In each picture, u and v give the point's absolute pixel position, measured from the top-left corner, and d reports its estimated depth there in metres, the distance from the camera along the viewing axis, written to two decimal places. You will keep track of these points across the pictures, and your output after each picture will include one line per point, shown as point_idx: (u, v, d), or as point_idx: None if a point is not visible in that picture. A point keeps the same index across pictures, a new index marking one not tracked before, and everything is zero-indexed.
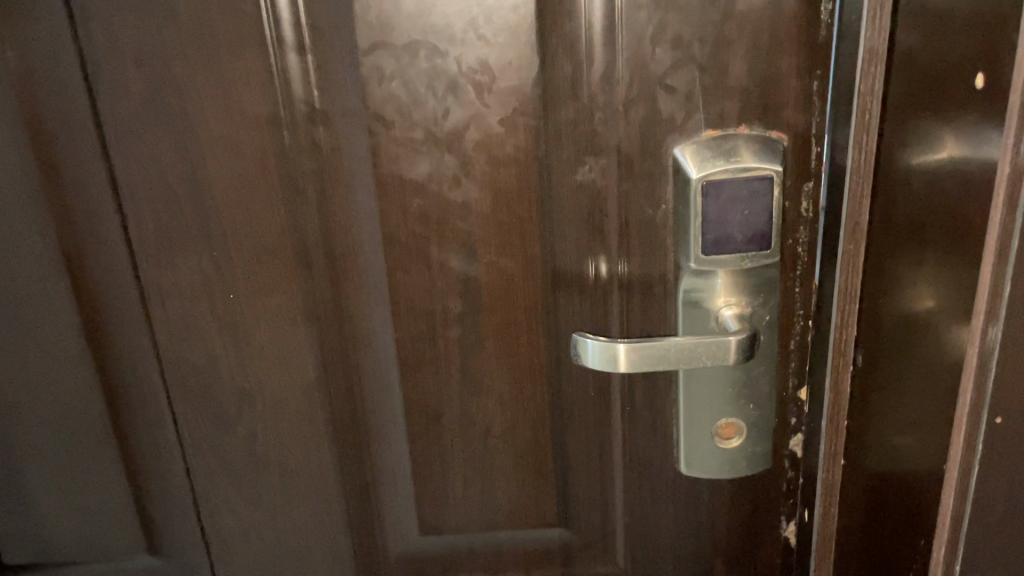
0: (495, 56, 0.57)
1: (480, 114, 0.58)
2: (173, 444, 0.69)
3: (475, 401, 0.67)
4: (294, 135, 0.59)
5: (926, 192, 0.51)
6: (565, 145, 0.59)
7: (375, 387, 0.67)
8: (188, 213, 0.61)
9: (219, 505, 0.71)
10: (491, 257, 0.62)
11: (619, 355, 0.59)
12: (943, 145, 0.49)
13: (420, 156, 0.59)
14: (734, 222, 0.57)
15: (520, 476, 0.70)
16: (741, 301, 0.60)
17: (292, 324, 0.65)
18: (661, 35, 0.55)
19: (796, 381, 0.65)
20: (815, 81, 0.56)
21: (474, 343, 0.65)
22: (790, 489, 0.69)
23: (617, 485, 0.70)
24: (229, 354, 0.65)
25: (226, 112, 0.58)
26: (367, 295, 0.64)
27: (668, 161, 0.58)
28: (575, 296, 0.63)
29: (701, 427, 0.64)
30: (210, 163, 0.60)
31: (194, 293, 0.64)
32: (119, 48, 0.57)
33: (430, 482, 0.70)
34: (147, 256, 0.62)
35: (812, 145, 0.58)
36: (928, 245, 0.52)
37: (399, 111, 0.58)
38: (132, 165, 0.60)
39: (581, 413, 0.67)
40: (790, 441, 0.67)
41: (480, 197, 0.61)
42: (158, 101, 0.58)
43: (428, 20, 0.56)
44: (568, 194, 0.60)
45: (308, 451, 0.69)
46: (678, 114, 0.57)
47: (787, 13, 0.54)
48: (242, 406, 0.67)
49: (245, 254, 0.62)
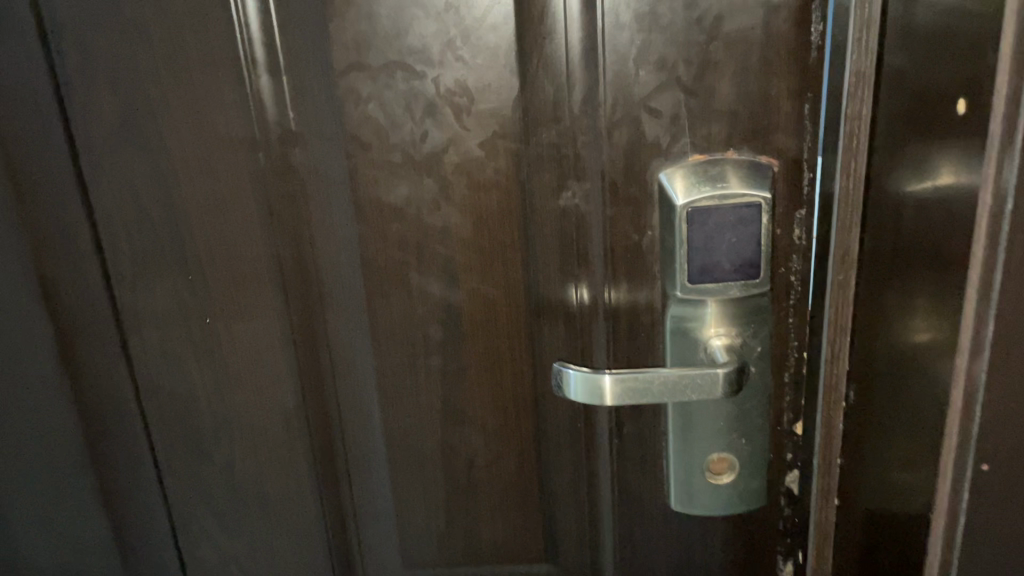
0: (474, 78, 0.55)
1: (459, 137, 0.57)
2: (148, 469, 0.68)
3: (458, 432, 0.65)
4: (268, 157, 0.58)
5: (915, 223, 0.47)
6: (547, 170, 0.57)
7: (354, 414, 0.65)
8: (163, 237, 0.60)
9: (197, 532, 0.70)
10: (472, 283, 0.61)
11: (603, 387, 0.56)
12: (933, 172, 0.45)
13: (399, 180, 0.58)
14: (721, 250, 0.54)
15: (505, 508, 0.68)
16: (731, 332, 0.57)
17: (269, 349, 0.63)
18: (644, 56, 0.53)
19: (791, 416, 0.62)
20: (806, 104, 0.54)
21: (455, 371, 0.63)
22: (786, 528, 0.66)
23: (605, 522, 0.67)
24: (206, 380, 0.64)
25: (200, 135, 0.57)
26: (345, 321, 0.62)
27: (653, 186, 0.56)
28: (559, 324, 0.61)
29: (692, 461, 0.62)
30: (185, 185, 0.59)
31: (169, 317, 0.63)
32: (93, 70, 0.56)
33: (412, 513, 0.68)
34: (122, 279, 0.62)
35: (804, 170, 0.55)
36: (915, 279, 0.48)
37: (376, 134, 0.57)
38: (106, 187, 0.59)
39: (566, 447, 0.65)
40: (786, 478, 0.64)
41: (460, 222, 0.59)
42: (131, 123, 0.57)
43: (405, 41, 0.54)
44: (551, 220, 0.58)
45: (287, 480, 0.68)
46: (663, 138, 0.55)
47: (775, 34, 0.52)
48: (220, 433, 0.66)
49: (221, 278, 0.61)
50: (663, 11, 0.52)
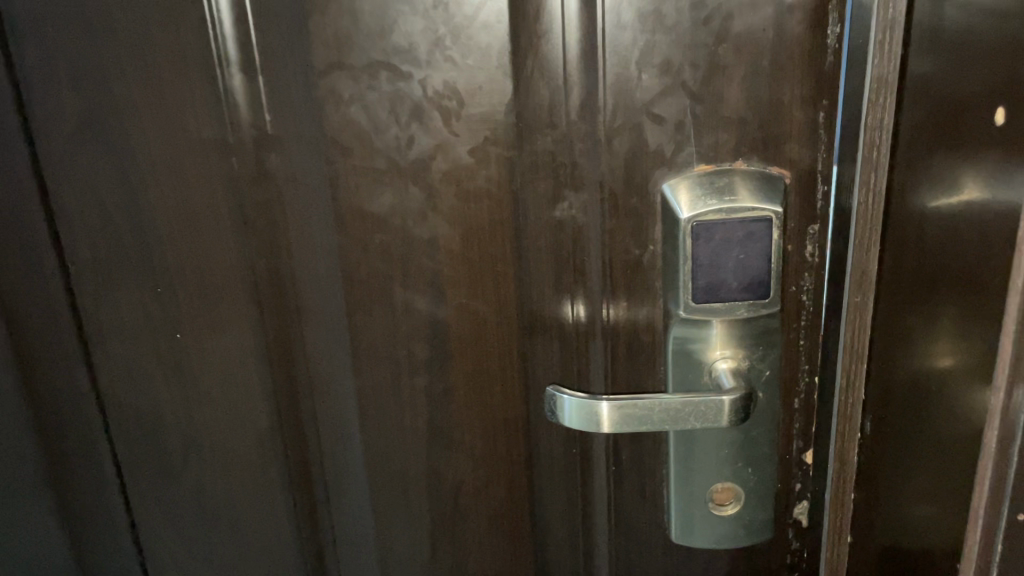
0: (463, 80, 0.51)
1: (447, 143, 0.53)
2: (114, 491, 0.64)
3: (444, 457, 0.61)
4: (242, 161, 0.54)
5: (940, 240, 0.43)
6: (542, 179, 0.53)
7: (334, 436, 0.61)
8: (130, 246, 0.57)
9: (165, 556, 0.67)
10: (460, 298, 0.57)
11: (600, 414, 0.52)
12: (965, 186, 0.41)
13: (383, 188, 0.54)
14: (728, 267, 0.50)
15: (493, 538, 0.64)
16: (738, 354, 0.53)
17: (242, 365, 0.60)
18: (647, 58, 0.49)
19: (801, 443, 0.58)
20: (821, 112, 0.50)
21: (441, 393, 0.59)
22: (795, 562, 0.62)
23: (600, 553, 0.63)
24: (174, 396, 0.61)
25: (169, 137, 0.54)
26: (324, 337, 0.59)
27: (656, 198, 0.52)
28: (553, 344, 0.57)
29: (693, 492, 0.58)
30: (153, 192, 0.55)
31: (137, 331, 0.59)
32: (55, 67, 0.53)
33: (393, 541, 0.64)
34: (86, 290, 0.58)
35: (819, 183, 0.51)
36: (942, 300, 0.44)
37: (358, 138, 0.53)
38: (70, 192, 0.56)
39: (559, 474, 0.61)
40: (794, 509, 0.60)
41: (448, 234, 0.55)
42: (96, 124, 0.54)
43: (390, 39, 0.50)
44: (545, 232, 0.54)
45: (262, 504, 0.64)
46: (667, 147, 0.51)
47: (789, 36, 0.48)
48: (189, 454, 0.63)
49: (192, 290, 0.58)
50: (668, 10, 0.48)
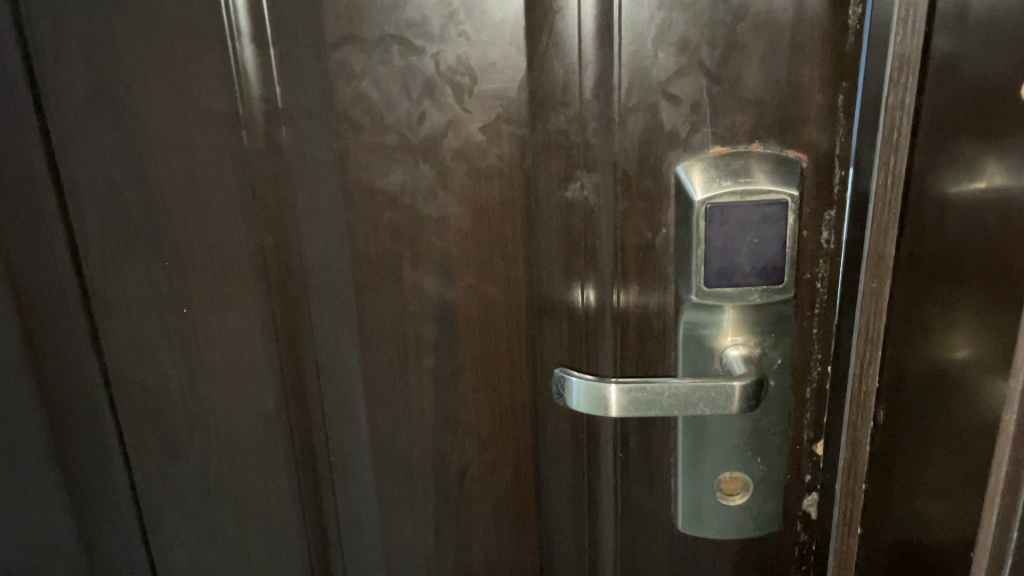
0: (477, 55, 0.50)
1: (459, 119, 0.52)
2: (118, 467, 0.64)
3: (450, 440, 0.61)
4: (252, 135, 0.54)
5: (961, 225, 0.42)
6: (554, 159, 0.52)
7: (339, 415, 0.61)
8: (137, 220, 0.57)
9: (169, 535, 0.66)
10: (469, 279, 0.56)
11: (608, 398, 0.51)
12: (985, 170, 0.39)
13: (393, 164, 0.53)
14: (741, 251, 0.49)
15: (498, 523, 0.63)
16: (750, 341, 0.52)
17: (249, 342, 0.59)
18: (664, 36, 0.48)
19: (811, 434, 0.57)
20: (841, 94, 0.49)
21: (449, 375, 0.59)
22: (802, 555, 0.61)
23: (605, 541, 0.62)
24: (180, 374, 0.61)
25: (179, 110, 0.54)
26: (331, 315, 0.58)
27: (670, 179, 0.51)
28: (562, 328, 0.57)
29: (702, 481, 0.57)
30: (162, 165, 0.55)
31: (143, 306, 0.59)
32: (64, 36, 0.52)
33: (398, 524, 0.64)
34: (93, 263, 0.58)
35: (836, 168, 0.50)
36: (959, 286, 0.43)
37: (370, 114, 0.52)
38: (78, 164, 0.55)
39: (565, 462, 0.60)
40: (804, 501, 0.59)
41: (458, 213, 0.54)
42: (104, 95, 0.54)
43: (403, 12, 0.50)
44: (556, 214, 0.54)
45: (266, 484, 0.64)
46: (682, 127, 0.50)
47: (809, 14, 0.47)
48: (194, 431, 0.62)
49: (199, 266, 0.57)
50: None
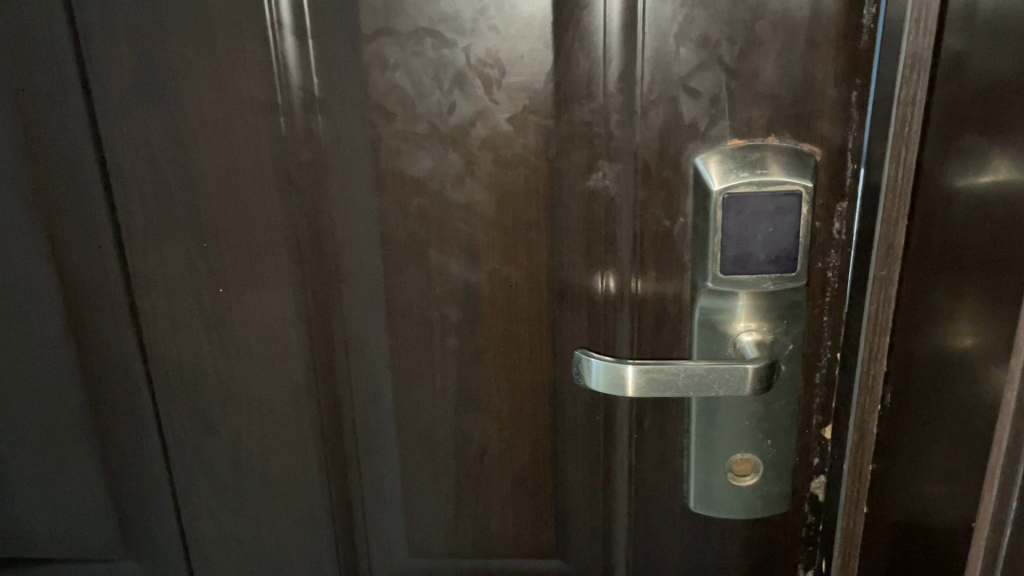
0: (506, 48, 0.52)
1: (488, 110, 0.54)
2: (153, 439, 0.67)
3: (472, 419, 0.63)
4: (289, 122, 0.56)
5: (967, 217, 0.44)
6: (578, 149, 0.55)
7: (366, 393, 0.63)
8: (177, 202, 0.59)
9: (199, 507, 0.69)
10: (493, 264, 0.58)
11: (625, 377, 0.54)
12: (993, 166, 0.41)
13: (423, 152, 0.56)
14: (756, 240, 0.51)
15: (516, 500, 0.66)
16: (762, 327, 0.54)
17: (280, 321, 0.62)
18: (685, 32, 0.51)
19: (820, 418, 0.59)
20: (854, 91, 0.51)
21: (472, 356, 0.61)
22: (809, 536, 0.63)
23: (619, 518, 0.65)
24: (214, 351, 0.63)
25: (220, 97, 0.56)
26: (360, 297, 0.60)
27: (688, 170, 0.54)
28: (582, 312, 0.59)
29: (714, 461, 0.59)
30: (203, 150, 0.57)
31: (180, 285, 0.62)
32: (112, 23, 0.55)
33: (419, 499, 0.66)
34: (134, 243, 0.61)
35: (849, 162, 0.52)
36: (965, 274, 0.45)
37: (401, 103, 0.55)
38: (122, 147, 0.58)
39: (582, 441, 0.63)
40: (811, 483, 0.61)
41: (484, 200, 0.57)
42: (149, 81, 0.56)
43: (436, 7, 0.52)
44: (578, 202, 0.56)
45: (295, 459, 0.66)
46: (701, 120, 0.52)
47: (824, 14, 0.49)
48: (227, 406, 0.65)
49: (236, 247, 0.60)
50: None
